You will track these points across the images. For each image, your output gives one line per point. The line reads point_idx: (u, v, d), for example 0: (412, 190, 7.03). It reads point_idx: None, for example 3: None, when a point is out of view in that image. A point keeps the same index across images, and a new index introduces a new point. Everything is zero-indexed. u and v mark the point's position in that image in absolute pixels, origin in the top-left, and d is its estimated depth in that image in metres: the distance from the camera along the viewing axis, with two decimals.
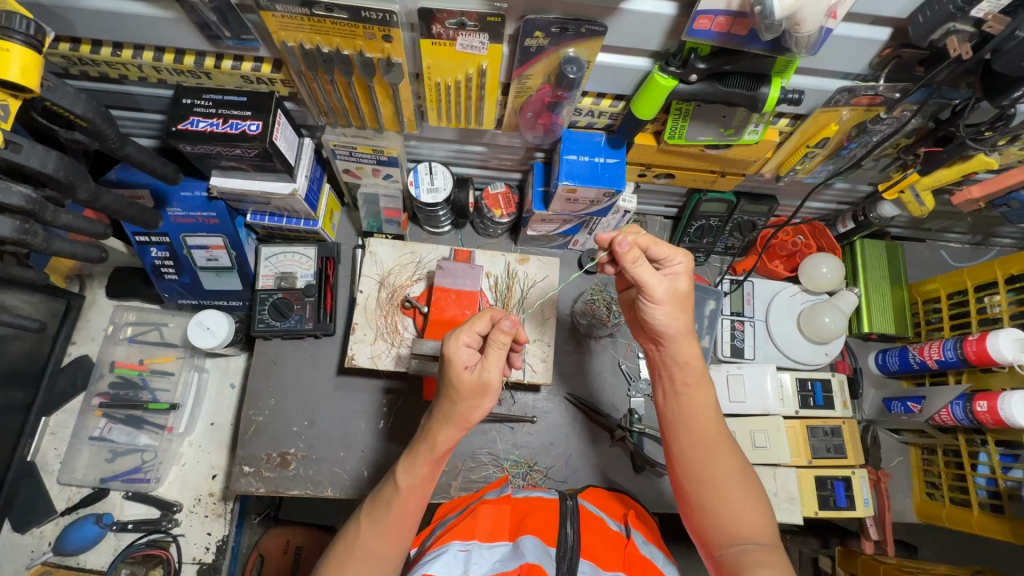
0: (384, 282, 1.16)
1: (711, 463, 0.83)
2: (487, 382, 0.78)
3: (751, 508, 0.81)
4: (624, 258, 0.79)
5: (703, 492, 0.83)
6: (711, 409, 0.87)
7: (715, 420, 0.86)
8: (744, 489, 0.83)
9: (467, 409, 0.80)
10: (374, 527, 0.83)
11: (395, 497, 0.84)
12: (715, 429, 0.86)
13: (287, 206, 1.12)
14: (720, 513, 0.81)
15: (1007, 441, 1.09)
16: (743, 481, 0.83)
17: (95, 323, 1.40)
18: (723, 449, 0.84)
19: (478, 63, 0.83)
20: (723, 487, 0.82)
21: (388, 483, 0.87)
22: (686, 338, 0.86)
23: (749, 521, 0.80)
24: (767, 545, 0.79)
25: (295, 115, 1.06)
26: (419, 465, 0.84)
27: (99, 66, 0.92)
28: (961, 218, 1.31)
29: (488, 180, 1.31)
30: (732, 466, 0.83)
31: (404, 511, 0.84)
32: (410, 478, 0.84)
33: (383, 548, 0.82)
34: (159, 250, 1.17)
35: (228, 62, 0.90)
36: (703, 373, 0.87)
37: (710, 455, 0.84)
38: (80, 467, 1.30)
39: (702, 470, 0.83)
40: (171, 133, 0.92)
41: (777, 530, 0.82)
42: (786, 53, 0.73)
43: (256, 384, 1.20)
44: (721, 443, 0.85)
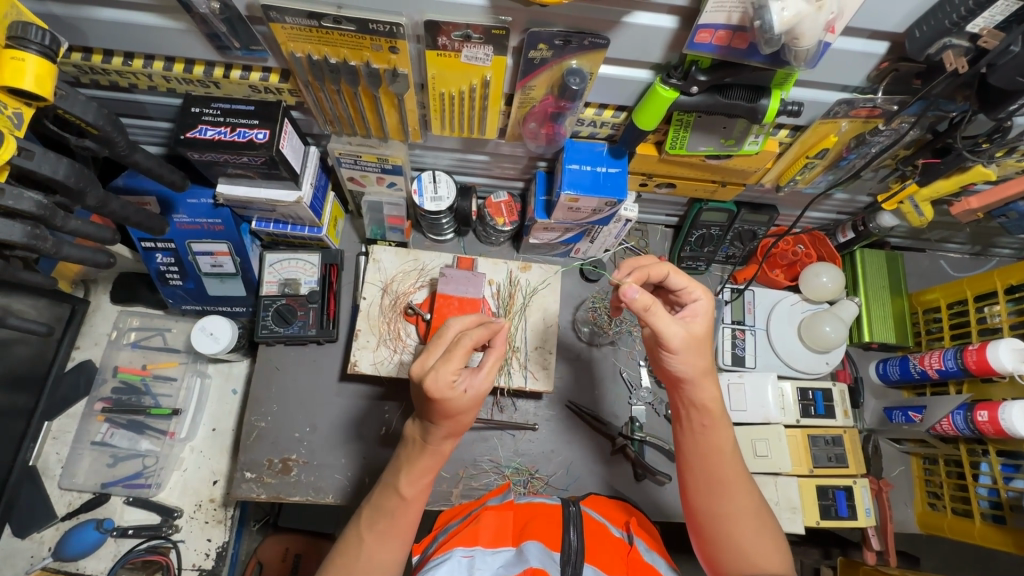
0: (387, 289, 1.17)
1: (726, 498, 0.84)
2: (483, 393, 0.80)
3: (765, 543, 0.82)
4: (634, 306, 0.80)
5: (717, 525, 0.84)
6: (729, 447, 0.87)
7: (733, 458, 0.86)
8: (758, 524, 0.83)
9: (465, 418, 0.81)
10: (379, 538, 0.84)
11: (398, 507, 0.85)
12: (732, 466, 0.86)
13: (292, 213, 1.13)
14: (733, 548, 0.82)
15: (1008, 451, 1.09)
16: (758, 515, 0.84)
17: (100, 327, 1.41)
18: (738, 484, 0.85)
19: (482, 74, 0.84)
20: (736, 523, 0.82)
21: (387, 493, 0.86)
22: (706, 381, 0.86)
23: (763, 557, 0.81)
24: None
25: (301, 124, 1.07)
26: (422, 475, 0.85)
27: (110, 75, 0.94)
28: (960, 228, 1.32)
29: (491, 188, 1.32)
30: (747, 502, 0.84)
31: (410, 520, 0.86)
32: (414, 488, 0.85)
33: (387, 555, 0.84)
34: (164, 256, 1.18)
35: (237, 72, 0.92)
36: (723, 414, 0.87)
37: (725, 490, 0.84)
38: (82, 472, 1.30)
39: (716, 505, 0.84)
40: (179, 141, 0.93)
41: (792, 565, 0.82)
42: (786, 66, 0.73)
43: (259, 390, 1.21)
44: (736, 479, 0.85)
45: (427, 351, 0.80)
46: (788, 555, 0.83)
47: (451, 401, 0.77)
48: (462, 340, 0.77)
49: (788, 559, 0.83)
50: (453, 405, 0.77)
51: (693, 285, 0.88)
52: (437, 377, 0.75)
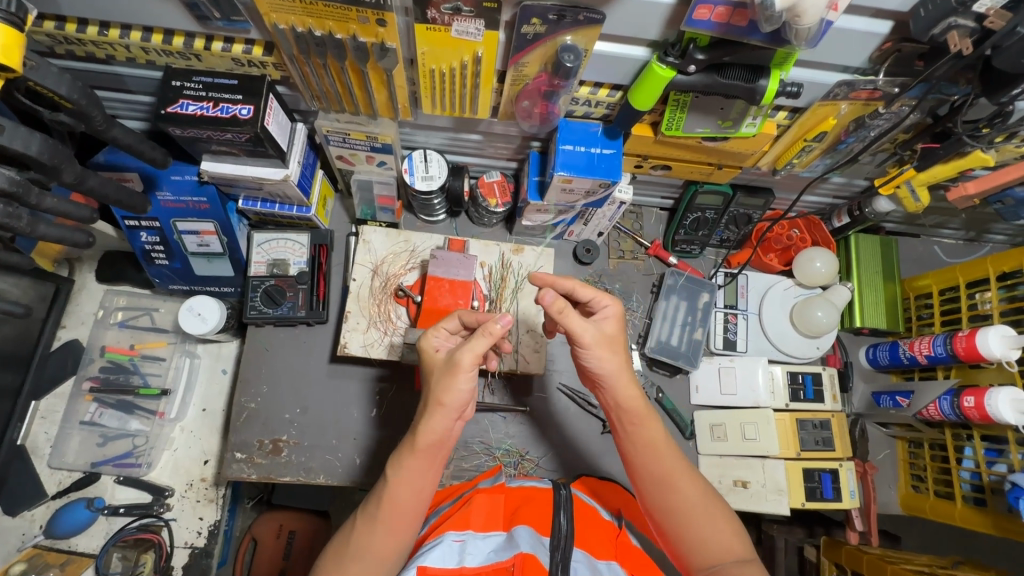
0: (377, 270, 1.15)
1: (673, 491, 0.84)
2: (457, 360, 0.81)
3: (723, 532, 0.82)
4: (551, 308, 0.83)
5: (674, 525, 0.83)
6: (665, 443, 0.88)
7: (668, 449, 0.87)
8: (712, 514, 0.83)
9: (441, 391, 0.82)
10: (369, 527, 0.82)
11: (387, 492, 0.83)
12: (670, 458, 0.86)
13: (279, 191, 1.11)
14: (695, 545, 0.82)
15: (993, 436, 1.10)
16: (707, 503, 0.84)
17: (86, 307, 1.39)
18: (680, 479, 0.85)
19: (473, 49, 0.81)
20: (688, 515, 0.83)
21: (381, 480, 0.86)
22: (624, 377, 0.87)
23: (722, 543, 0.81)
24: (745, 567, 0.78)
25: (287, 99, 1.04)
26: (411, 458, 0.83)
27: (86, 46, 0.90)
28: (955, 214, 1.31)
29: (484, 168, 1.30)
30: (695, 493, 0.84)
31: (408, 507, 0.83)
32: (406, 480, 0.83)
33: (380, 545, 0.81)
34: (149, 235, 1.16)
35: (218, 44, 0.88)
36: (648, 407, 0.88)
37: (670, 485, 0.85)
38: (71, 451, 1.29)
39: (666, 501, 0.84)
40: (160, 116, 0.90)
41: (753, 545, 0.83)
42: (786, 45, 0.71)
43: (248, 370, 1.20)
44: (678, 473, 0.86)
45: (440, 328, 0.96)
46: (747, 537, 0.83)
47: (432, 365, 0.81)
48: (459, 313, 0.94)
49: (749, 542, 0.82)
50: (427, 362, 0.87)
51: (603, 293, 0.89)
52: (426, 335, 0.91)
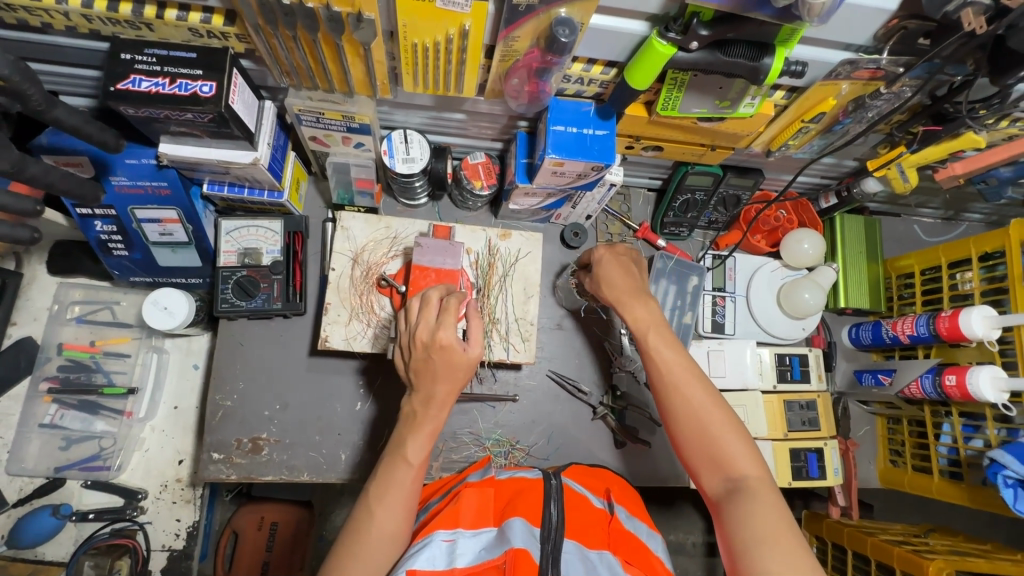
0: (357, 259, 1.09)
1: (680, 403, 0.85)
2: (472, 356, 0.86)
3: (733, 445, 0.81)
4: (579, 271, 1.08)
5: (683, 431, 0.84)
6: (670, 348, 0.89)
7: (678, 362, 0.88)
8: (722, 427, 0.82)
9: (448, 388, 0.86)
10: (389, 509, 0.81)
11: (407, 476, 0.84)
12: (679, 370, 0.87)
13: (248, 176, 1.03)
14: (705, 450, 0.82)
15: (969, 412, 1.13)
16: (714, 416, 0.83)
17: (38, 301, 1.28)
18: (685, 383, 0.86)
19: (460, 22, 0.75)
20: (694, 429, 0.83)
21: (393, 461, 0.85)
22: (633, 300, 0.94)
23: (732, 458, 0.80)
24: (750, 476, 0.79)
25: (252, 75, 0.95)
26: (427, 439, 0.86)
27: (17, 12, 0.80)
28: (939, 194, 1.32)
29: (467, 149, 1.23)
30: (704, 404, 0.84)
31: (418, 486, 0.85)
32: (421, 453, 0.85)
33: (400, 525, 0.81)
34: (104, 224, 1.06)
35: (172, 12, 0.79)
36: (654, 324, 0.92)
37: (676, 396, 0.86)
38: (31, 456, 1.21)
39: (674, 415, 0.85)
40: (108, 93, 0.81)
41: (767, 467, 0.80)
42: (795, 21, 0.67)
43: (221, 367, 1.13)
44: (683, 377, 0.87)
45: (423, 313, 0.87)
46: (760, 456, 0.81)
47: (455, 357, 0.84)
48: (451, 302, 0.87)
49: (757, 450, 0.81)
50: (453, 360, 0.84)
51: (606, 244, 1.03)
52: (444, 330, 0.84)
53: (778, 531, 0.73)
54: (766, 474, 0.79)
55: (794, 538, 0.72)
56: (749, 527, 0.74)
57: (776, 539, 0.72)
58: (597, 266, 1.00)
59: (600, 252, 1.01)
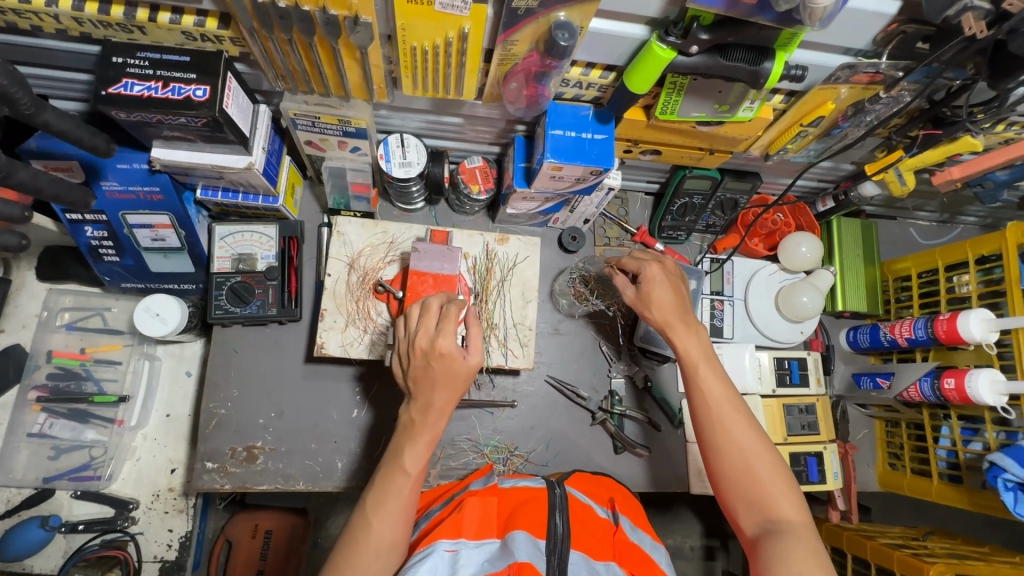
0: (354, 264, 1.07)
1: (727, 439, 0.84)
2: (471, 365, 0.85)
3: (778, 489, 0.81)
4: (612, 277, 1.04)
5: (723, 468, 0.84)
6: (715, 381, 0.88)
7: (727, 398, 0.87)
8: (768, 469, 0.82)
9: (447, 397, 0.84)
10: (386, 519, 0.80)
11: (405, 485, 0.83)
12: (727, 406, 0.86)
13: (242, 180, 1.01)
14: (746, 489, 0.81)
15: (968, 415, 1.13)
16: (761, 457, 0.82)
17: (27, 308, 1.26)
18: (734, 420, 0.85)
19: (458, 25, 0.74)
20: (740, 467, 0.82)
21: (390, 471, 0.84)
22: (682, 328, 0.92)
23: (776, 501, 0.80)
24: (791, 522, 0.78)
25: (247, 78, 0.93)
26: (424, 448, 0.85)
27: (5, 15, 0.78)
28: (934, 197, 1.32)
29: (464, 153, 1.22)
30: (752, 444, 0.83)
31: (416, 495, 0.83)
32: (418, 463, 0.84)
33: (396, 535, 0.80)
34: (95, 230, 1.05)
35: (165, 15, 0.77)
36: (705, 356, 0.90)
37: (723, 430, 0.84)
38: (19, 467, 1.18)
39: (719, 450, 0.84)
40: (99, 97, 0.80)
41: (808, 513, 0.80)
42: (796, 25, 0.67)
43: (215, 374, 1.12)
44: (729, 413, 0.85)
45: (422, 320, 0.86)
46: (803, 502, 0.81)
47: (455, 365, 0.83)
48: (451, 309, 0.86)
49: (800, 496, 0.81)
50: (453, 368, 0.83)
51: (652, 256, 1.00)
52: (443, 337, 0.83)
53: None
54: (808, 521, 0.79)
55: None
56: (788, 574, 0.73)
57: None
58: (644, 284, 0.97)
59: (649, 268, 0.97)
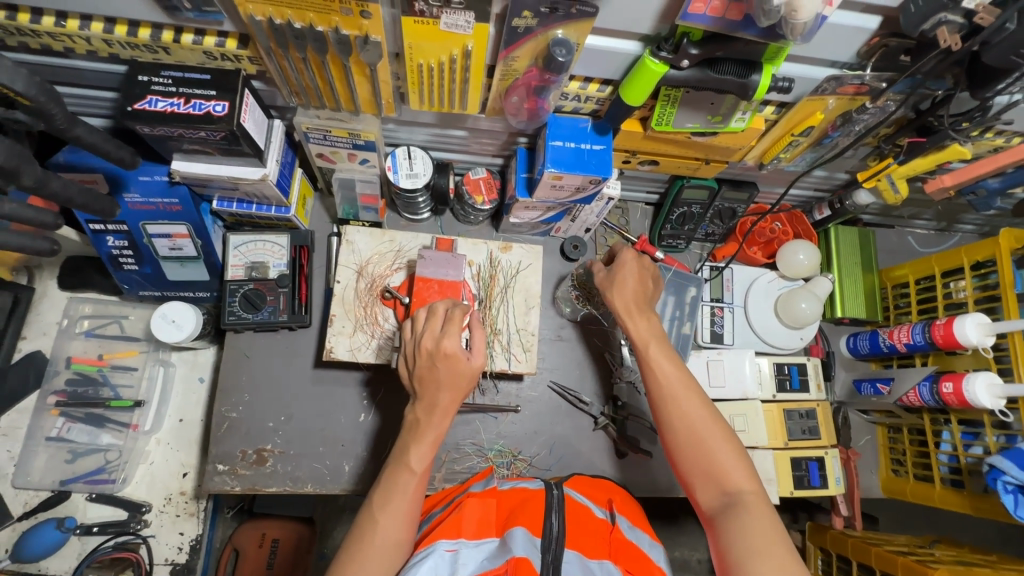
0: (362, 271, 1.11)
1: (679, 418, 0.87)
2: (474, 365, 0.88)
3: (730, 462, 0.83)
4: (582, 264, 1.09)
5: (680, 445, 0.86)
6: (668, 361, 0.91)
7: (679, 378, 0.90)
8: (720, 441, 0.84)
9: (451, 397, 0.87)
10: (392, 517, 0.82)
11: (410, 484, 0.85)
12: (679, 385, 0.89)
13: (256, 191, 1.06)
14: (701, 466, 0.84)
15: (968, 420, 1.14)
16: (712, 432, 0.85)
17: (48, 316, 1.31)
18: (685, 399, 0.88)
19: (462, 43, 0.79)
20: (692, 442, 0.85)
21: (396, 469, 0.86)
22: (637, 312, 0.96)
23: (729, 475, 0.82)
24: (745, 493, 0.81)
25: (263, 95, 0.99)
26: (428, 447, 0.87)
27: (41, 38, 0.84)
28: (930, 205, 1.35)
29: (469, 165, 1.27)
30: (704, 420, 0.86)
31: (420, 494, 0.86)
32: (424, 461, 0.87)
33: (402, 534, 0.82)
34: (116, 239, 1.10)
35: (188, 36, 0.83)
36: (657, 338, 0.93)
37: (675, 409, 0.87)
38: (37, 470, 1.22)
39: (673, 428, 0.87)
40: (126, 113, 0.85)
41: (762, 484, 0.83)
42: (779, 40, 0.71)
43: (227, 379, 1.15)
44: (682, 393, 0.88)
45: (429, 324, 0.89)
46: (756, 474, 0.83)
47: (459, 366, 0.86)
48: (456, 313, 0.89)
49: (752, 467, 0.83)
50: (458, 370, 0.86)
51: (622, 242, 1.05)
52: (449, 340, 0.86)
53: (771, 546, 0.75)
54: (761, 492, 0.81)
55: (787, 552, 0.74)
56: (744, 543, 0.76)
57: (770, 552, 0.74)
58: (614, 268, 1.02)
59: (625, 254, 1.03)
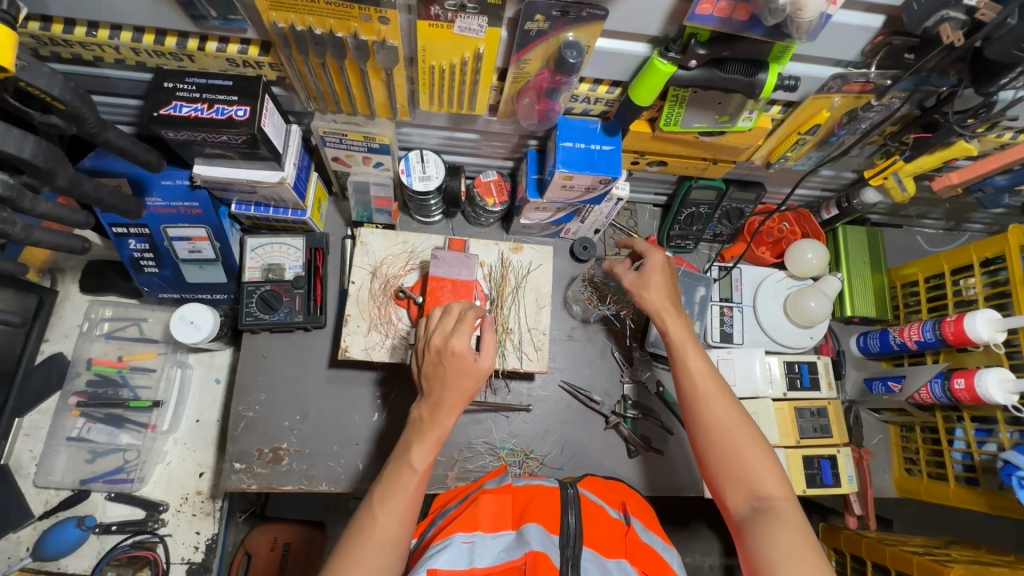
0: (376, 272, 1.14)
1: (710, 418, 0.88)
2: (481, 366, 0.89)
3: (760, 464, 0.83)
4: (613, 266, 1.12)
5: (710, 447, 0.87)
6: (702, 365, 0.93)
7: (711, 379, 0.91)
8: (751, 444, 0.85)
9: (457, 395, 0.88)
10: (390, 513, 0.82)
11: (411, 481, 0.85)
12: (711, 386, 0.90)
13: (274, 195, 1.09)
14: (730, 466, 0.84)
15: (981, 417, 1.14)
16: (743, 434, 0.86)
17: (70, 318, 1.34)
18: (717, 400, 0.89)
19: (475, 47, 0.81)
20: (722, 442, 0.86)
21: (398, 466, 0.87)
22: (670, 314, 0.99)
23: (758, 477, 0.83)
24: (776, 498, 0.81)
25: (281, 101, 1.02)
26: (430, 446, 0.88)
27: (72, 47, 0.87)
28: (937, 204, 1.36)
29: (480, 168, 1.30)
30: (735, 421, 0.87)
31: (420, 491, 0.86)
32: (425, 459, 0.87)
33: (398, 530, 0.82)
34: (137, 242, 1.13)
35: (212, 44, 0.86)
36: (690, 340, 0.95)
37: (706, 409, 0.89)
38: (58, 469, 1.25)
39: (703, 428, 0.88)
40: (152, 118, 0.88)
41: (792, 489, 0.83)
42: (785, 39, 0.73)
43: (245, 379, 1.17)
44: (713, 393, 0.90)
45: (442, 323, 0.91)
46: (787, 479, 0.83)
47: (467, 366, 0.88)
48: (467, 313, 0.91)
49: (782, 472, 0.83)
50: (466, 368, 0.88)
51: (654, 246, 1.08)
52: (459, 339, 0.88)
53: (800, 550, 0.75)
54: (791, 497, 0.81)
55: (815, 556, 0.74)
56: (770, 545, 0.76)
57: (798, 556, 0.74)
58: (645, 271, 1.04)
59: (653, 257, 1.05)
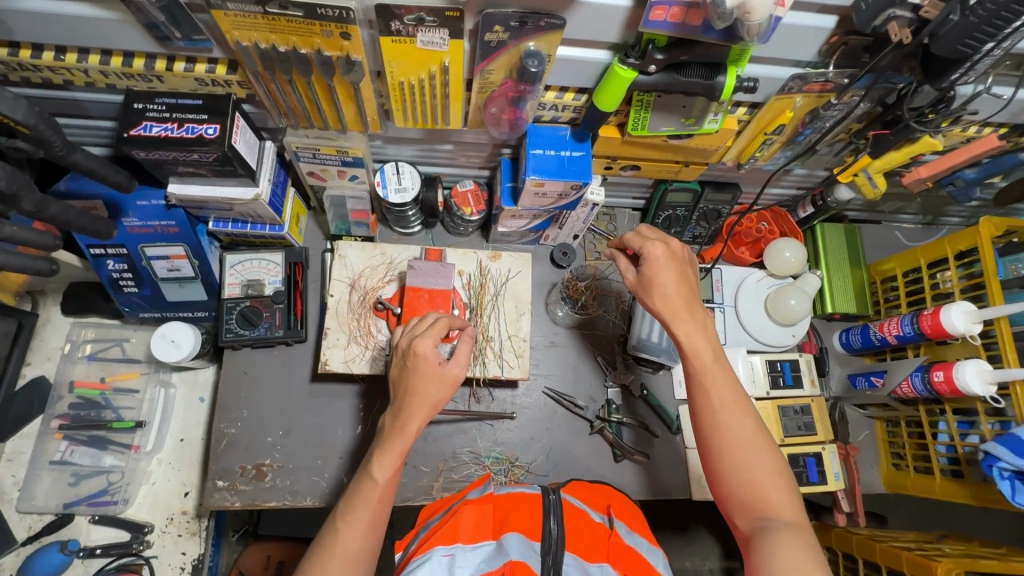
0: (355, 284, 1.14)
1: (727, 434, 0.85)
2: (449, 372, 0.88)
3: (774, 485, 0.82)
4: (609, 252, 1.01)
5: (725, 464, 0.84)
6: (724, 381, 0.88)
7: (732, 395, 0.87)
8: (767, 463, 0.83)
9: (420, 400, 0.87)
10: (352, 527, 0.82)
11: (373, 492, 0.85)
12: (731, 403, 0.86)
13: (250, 211, 1.10)
14: (742, 486, 0.83)
15: (963, 409, 1.14)
16: (759, 454, 0.84)
17: (51, 341, 1.34)
18: (734, 416, 0.86)
19: (439, 59, 0.82)
20: (739, 461, 0.83)
21: (362, 479, 0.87)
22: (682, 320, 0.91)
23: (771, 498, 0.81)
24: (788, 522, 0.80)
25: (254, 118, 1.03)
26: (393, 458, 0.86)
27: (42, 71, 0.88)
28: (911, 199, 1.37)
29: (457, 178, 1.30)
30: (754, 439, 0.85)
31: (386, 502, 0.86)
32: (387, 472, 0.85)
33: (359, 544, 0.81)
34: (116, 263, 1.13)
35: (180, 64, 0.87)
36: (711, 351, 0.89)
37: (723, 425, 0.85)
38: (41, 494, 1.24)
39: (720, 444, 0.85)
40: (123, 139, 0.89)
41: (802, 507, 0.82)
42: (740, 42, 0.74)
43: (226, 395, 1.17)
44: (732, 410, 0.86)
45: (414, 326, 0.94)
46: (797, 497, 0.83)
47: (432, 369, 0.88)
48: (440, 319, 0.93)
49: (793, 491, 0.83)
50: (429, 372, 0.87)
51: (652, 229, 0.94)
52: (423, 342, 0.89)
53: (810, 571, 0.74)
54: (800, 516, 0.81)
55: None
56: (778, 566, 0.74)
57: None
58: (647, 269, 0.93)
59: (653, 251, 0.93)
